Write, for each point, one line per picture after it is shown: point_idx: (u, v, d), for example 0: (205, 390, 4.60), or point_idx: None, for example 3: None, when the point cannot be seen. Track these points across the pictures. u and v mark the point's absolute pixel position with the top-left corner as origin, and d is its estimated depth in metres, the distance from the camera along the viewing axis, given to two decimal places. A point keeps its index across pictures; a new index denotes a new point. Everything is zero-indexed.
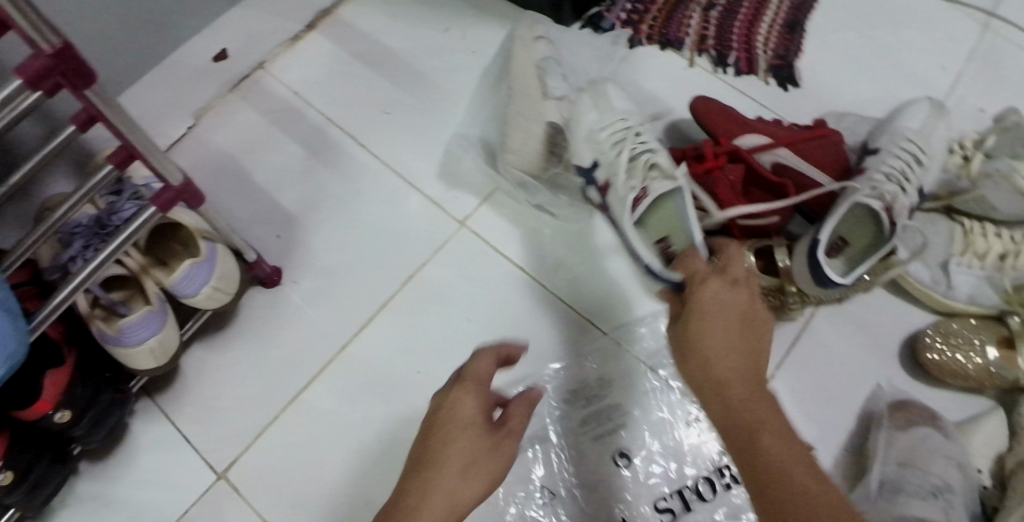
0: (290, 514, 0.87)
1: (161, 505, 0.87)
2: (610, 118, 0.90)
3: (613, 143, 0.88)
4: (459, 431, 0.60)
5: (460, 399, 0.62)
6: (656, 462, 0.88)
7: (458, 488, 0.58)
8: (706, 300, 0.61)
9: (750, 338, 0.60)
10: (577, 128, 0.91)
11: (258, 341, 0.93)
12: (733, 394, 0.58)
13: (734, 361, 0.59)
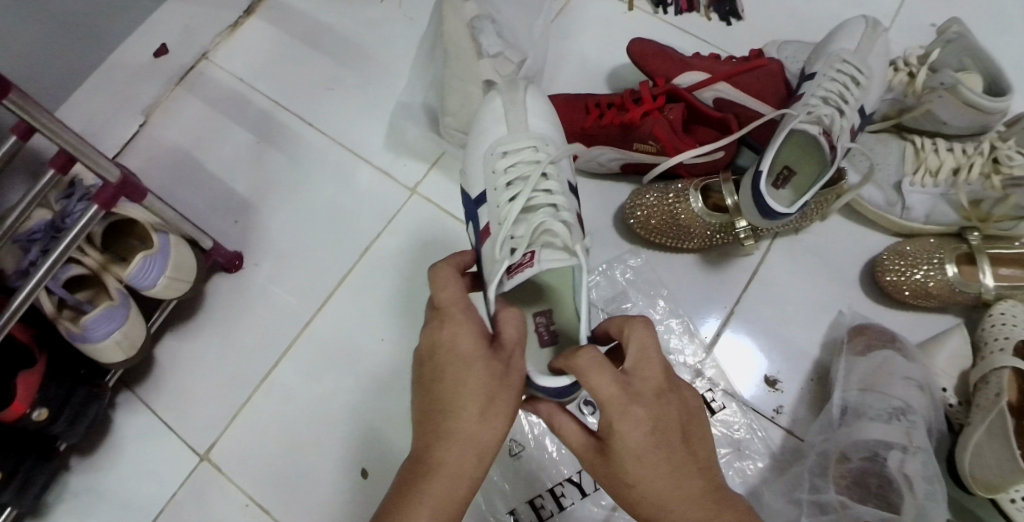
0: (273, 490, 0.87)
1: (148, 493, 0.88)
2: (520, 142, 0.80)
3: (510, 177, 0.78)
4: (462, 364, 0.62)
5: (448, 340, 0.63)
6: None
7: (474, 433, 0.61)
8: (627, 442, 0.59)
9: (672, 443, 0.60)
10: (480, 144, 0.84)
11: (223, 327, 0.93)
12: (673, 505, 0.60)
13: (668, 479, 0.60)
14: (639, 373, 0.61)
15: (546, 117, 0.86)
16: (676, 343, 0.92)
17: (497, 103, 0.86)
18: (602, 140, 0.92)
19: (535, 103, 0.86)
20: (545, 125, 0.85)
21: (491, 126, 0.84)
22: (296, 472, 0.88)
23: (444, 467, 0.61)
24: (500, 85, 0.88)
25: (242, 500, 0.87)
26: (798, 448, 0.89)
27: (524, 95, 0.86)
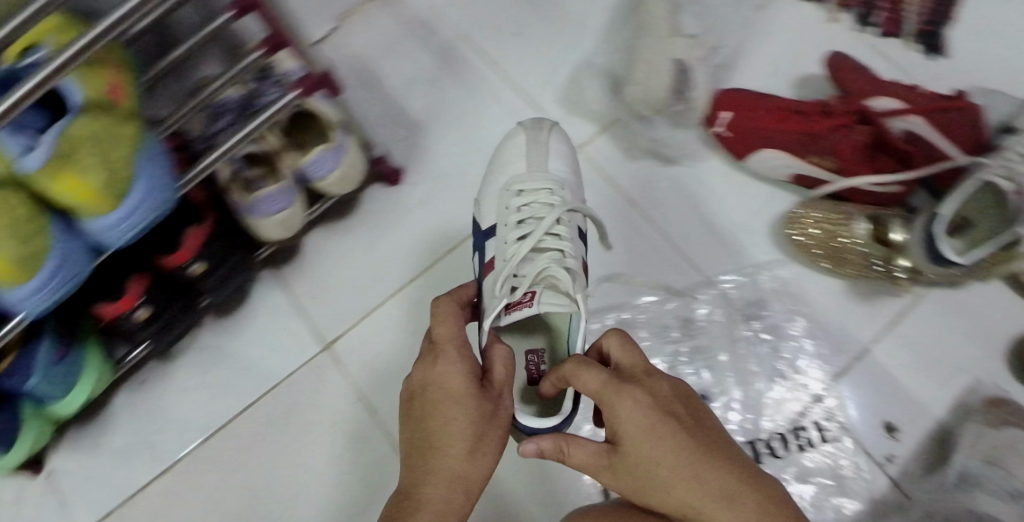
0: (385, 392, 0.92)
1: (269, 363, 0.94)
2: (536, 184, 0.84)
3: (523, 211, 0.82)
4: (449, 407, 0.64)
5: (439, 380, 0.65)
6: (734, 411, 0.89)
7: (460, 471, 0.63)
8: (629, 424, 0.60)
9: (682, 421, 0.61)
10: (500, 175, 0.89)
11: (370, 232, 0.97)
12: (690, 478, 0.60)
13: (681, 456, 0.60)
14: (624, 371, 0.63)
15: (564, 155, 0.90)
16: (804, 362, 0.90)
17: (520, 136, 0.91)
18: (781, 144, 0.90)
19: (557, 142, 0.91)
20: (562, 167, 0.89)
21: (514, 160, 0.89)
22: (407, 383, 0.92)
23: (433, 500, 0.62)
24: (527, 122, 0.93)
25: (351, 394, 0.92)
26: (901, 503, 0.85)
27: (548, 132, 0.91)
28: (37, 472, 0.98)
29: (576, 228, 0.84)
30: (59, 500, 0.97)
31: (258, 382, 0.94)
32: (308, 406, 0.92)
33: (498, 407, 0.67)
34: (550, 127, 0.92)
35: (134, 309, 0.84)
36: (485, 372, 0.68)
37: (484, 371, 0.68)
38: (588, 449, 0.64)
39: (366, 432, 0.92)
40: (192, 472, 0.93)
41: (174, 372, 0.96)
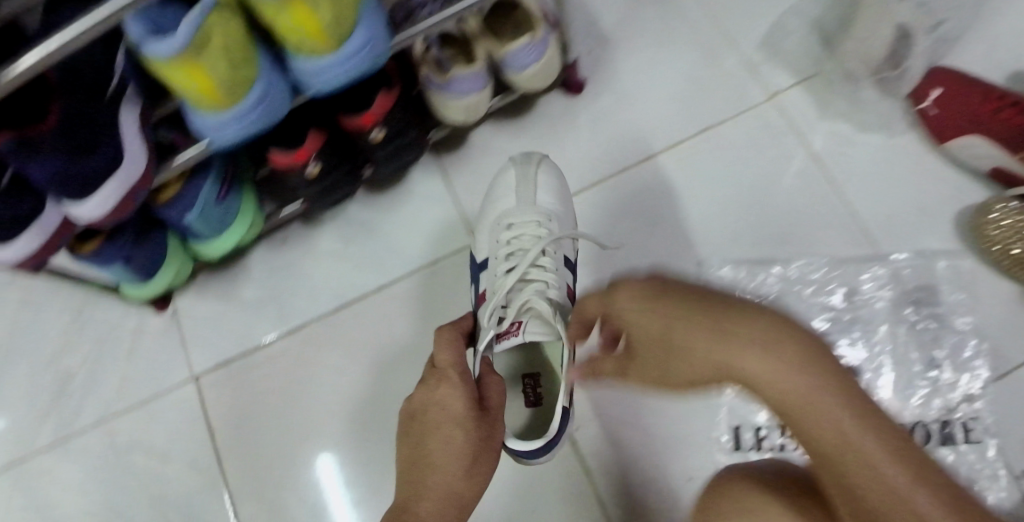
0: None
1: (416, 246, 0.92)
2: (525, 217, 0.82)
3: (511, 253, 0.80)
4: (445, 424, 0.66)
5: (437, 401, 0.67)
6: (880, 389, 0.87)
7: (455, 471, 0.65)
8: (656, 325, 0.58)
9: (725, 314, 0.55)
10: (493, 207, 0.87)
11: (541, 137, 0.94)
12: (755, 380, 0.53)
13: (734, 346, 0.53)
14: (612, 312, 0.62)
15: (555, 189, 0.86)
16: (964, 359, 0.86)
17: (512, 171, 0.87)
18: (991, 134, 0.84)
19: (545, 174, 0.87)
20: (550, 193, 0.86)
21: (503, 197, 0.86)
22: None
23: (427, 500, 0.63)
24: (517, 157, 0.89)
25: None
26: None
27: (537, 166, 0.87)
28: (164, 305, 0.98)
29: (563, 256, 0.83)
30: (182, 337, 0.98)
31: (400, 261, 0.92)
32: (449, 295, 0.91)
33: (493, 431, 0.69)
34: (539, 160, 0.88)
35: (306, 163, 0.80)
36: (484, 385, 0.70)
37: (480, 390, 0.70)
38: (642, 374, 0.62)
39: None
40: (317, 333, 0.93)
41: (315, 236, 0.95)
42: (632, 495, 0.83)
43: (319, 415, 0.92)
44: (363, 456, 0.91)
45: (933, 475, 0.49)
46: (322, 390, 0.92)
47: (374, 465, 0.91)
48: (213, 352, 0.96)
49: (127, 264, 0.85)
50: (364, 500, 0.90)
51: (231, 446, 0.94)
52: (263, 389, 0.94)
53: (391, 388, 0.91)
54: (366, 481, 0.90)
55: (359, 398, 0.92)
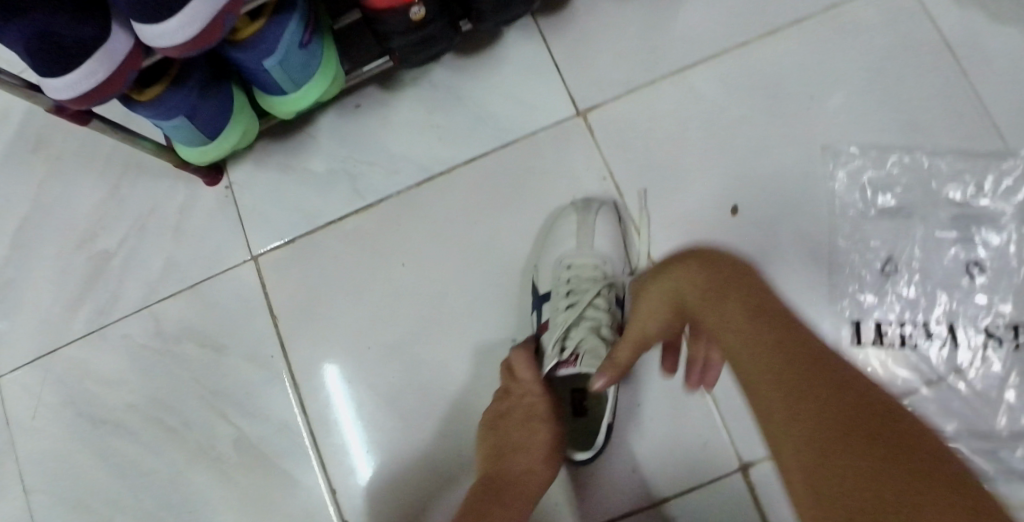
0: (637, 181, 0.82)
1: (510, 118, 0.84)
2: (585, 256, 0.78)
3: (570, 292, 0.77)
4: (534, 420, 0.71)
5: (523, 407, 0.72)
6: (1001, 292, 0.80)
7: (536, 465, 0.69)
8: (681, 285, 0.62)
9: (756, 303, 0.57)
10: (552, 248, 0.81)
11: (652, 7, 0.85)
12: (751, 331, 0.55)
13: (750, 326, 0.55)
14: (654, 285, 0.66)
15: (614, 234, 0.80)
16: None
17: (574, 215, 0.80)
18: None
19: (604, 223, 0.80)
20: (614, 244, 0.80)
21: (564, 237, 0.80)
22: (666, 174, 0.82)
23: (510, 485, 0.67)
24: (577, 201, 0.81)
25: (601, 171, 0.82)
26: None
27: (598, 213, 0.80)
28: (216, 178, 0.88)
29: (617, 297, 0.79)
30: (237, 212, 0.88)
31: (492, 134, 0.84)
32: (548, 170, 0.83)
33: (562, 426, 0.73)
34: (600, 206, 0.80)
35: (411, 6, 0.70)
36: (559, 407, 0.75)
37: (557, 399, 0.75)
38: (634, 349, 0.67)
39: None
40: (395, 206, 0.85)
41: (396, 104, 0.86)
42: None
43: (396, 299, 0.84)
44: (446, 345, 0.83)
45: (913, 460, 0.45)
46: (400, 271, 0.84)
47: (458, 354, 0.83)
48: (274, 230, 0.87)
49: (191, 120, 0.74)
50: (446, 391, 0.83)
51: (295, 331, 0.86)
52: (333, 268, 0.86)
53: (479, 268, 0.83)
54: (448, 371, 0.83)
55: (441, 281, 0.84)
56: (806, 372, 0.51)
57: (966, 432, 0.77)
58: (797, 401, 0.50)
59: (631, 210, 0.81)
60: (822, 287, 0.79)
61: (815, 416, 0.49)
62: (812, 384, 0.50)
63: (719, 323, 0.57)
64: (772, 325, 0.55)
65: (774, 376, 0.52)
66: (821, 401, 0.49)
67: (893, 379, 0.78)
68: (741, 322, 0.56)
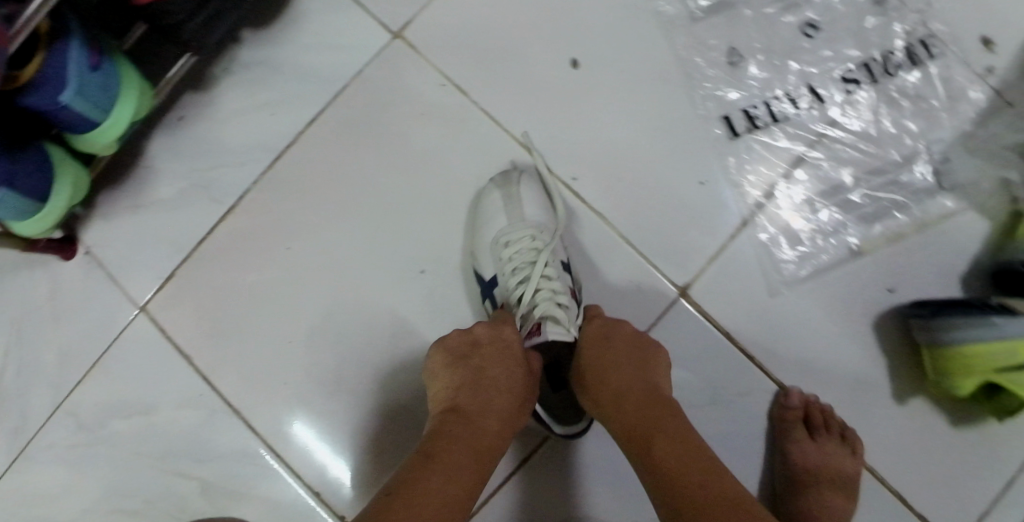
0: (473, 76, 0.80)
1: (331, 67, 0.82)
2: (521, 229, 0.75)
3: (517, 270, 0.74)
4: (505, 357, 0.69)
5: (498, 360, 0.69)
6: (844, 41, 0.82)
7: (501, 422, 0.66)
8: (594, 370, 0.70)
9: (648, 403, 0.67)
10: (484, 229, 0.77)
11: None
12: (647, 428, 0.65)
13: (676, 466, 0.62)
14: (590, 336, 0.71)
15: (541, 199, 0.77)
16: None
17: (497, 192, 0.78)
18: None
19: (529, 191, 0.77)
20: (544, 210, 0.77)
21: (492, 216, 0.77)
22: (498, 60, 0.80)
23: (475, 435, 0.65)
24: (496, 178, 0.79)
25: (438, 79, 0.81)
26: (1006, 111, 0.81)
27: (520, 183, 0.77)
28: (72, 249, 0.83)
29: (562, 262, 0.76)
30: (108, 273, 0.84)
31: (320, 89, 0.82)
32: (389, 101, 0.82)
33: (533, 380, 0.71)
34: (520, 176, 0.78)
35: None
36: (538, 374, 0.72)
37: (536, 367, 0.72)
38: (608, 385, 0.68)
39: (461, 117, 0.81)
40: (259, 198, 0.82)
41: (219, 101, 0.83)
42: (655, 218, 0.78)
43: (298, 285, 0.82)
44: (365, 306, 0.81)
45: None
46: (291, 256, 0.82)
47: (380, 310, 0.81)
48: (153, 273, 0.84)
49: (13, 189, 0.68)
50: (383, 351, 0.81)
51: (216, 359, 0.83)
52: (227, 283, 0.83)
53: (362, 221, 0.81)
54: (378, 329, 0.81)
55: (333, 249, 0.82)
56: (695, 460, 0.63)
57: (863, 174, 0.80)
58: (679, 478, 0.61)
59: (480, 104, 0.80)
60: (682, 98, 0.80)
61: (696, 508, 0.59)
62: (693, 461, 0.63)
63: (622, 408, 0.67)
64: (662, 418, 0.66)
65: (660, 467, 0.62)
66: (709, 476, 0.62)
67: (779, 153, 0.79)
68: (636, 416, 0.66)
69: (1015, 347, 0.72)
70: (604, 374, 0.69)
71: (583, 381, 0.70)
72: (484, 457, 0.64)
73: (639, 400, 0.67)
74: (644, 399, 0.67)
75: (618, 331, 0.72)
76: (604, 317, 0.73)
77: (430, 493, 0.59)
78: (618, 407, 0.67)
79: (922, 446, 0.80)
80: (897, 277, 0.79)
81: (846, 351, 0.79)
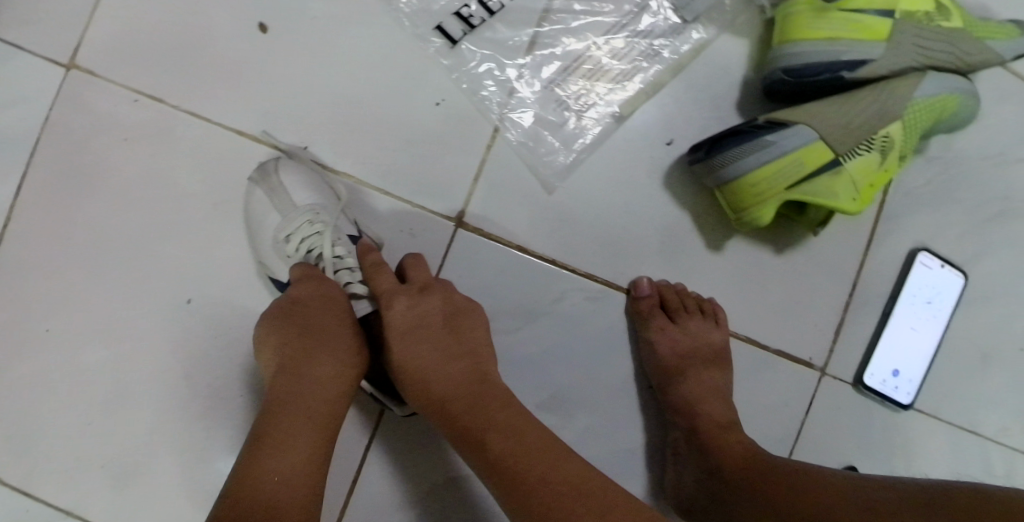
0: (168, 82, 0.74)
1: (16, 122, 0.73)
2: (295, 218, 0.69)
3: (309, 260, 0.69)
4: (334, 312, 0.64)
5: (330, 320, 0.64)
6: None
7: (338, 380, 0.62)
8: (414, 366, 0.63)
9: (474, 382, 0.62)
10: (262, 233, 0.71)
11: None
12: (482, 424, 0.59)
13: (512, 447, 0.58)
14: (398, 319, 0.64)
15: (307, 179, 0.71)
16: None
17: (260, 191, 0.71)
18: None
19: (291, 176, 0.71)
20: (313, 190, 0.71)
21: (265, 215, 0.71)
22: (184, 55, 0.73)
23: (313, 394, 0.61)
24: (254, 176, 0.72)
25: (128, 94, 0.74)
26: None
27: (279, 172, 0.71)
28: None
29: (352, 236, 0.70)
30: None
31: (13, 149, 0.74)
32: (88, 137, 0.74)
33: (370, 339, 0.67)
34: (277, 163, 0.71)
35: None
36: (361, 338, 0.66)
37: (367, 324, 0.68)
38: (428, 369, 0.62)
39: (165, 126, 0.74)
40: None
41: None
42: (405, 158, 0.73)
43: (75, 361, 0.75)
44: (152, 356, 0.75)
45: None
46: (57, 334, 0.75)
47: (168, 354, 0.75)
48: None
49: None
50: (189, 393, 0.76)
51: (23, 471, 0.74)
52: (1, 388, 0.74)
53: (115, 269, 0.75)
54: (174, 374, 0.76)
55: (99, 310, 0.75)
56: (535, 447, 0.58)
57: (599, 36, 0.74)
58: (518, 479, 0.56)
59: (182, 106, 0.74)
60: (388, 25, 0.73)
61: (536, 488, 0.55)
62: (532, 451, 0.57)
63: (451, 406, 0.61)
64: (495, 407, 0.60)
65: (500, 469, 0.57)
66: (548, 458, 0.57)
67: (506, 45, 0.73)
68: (468, 414, 0.60)
69: (797, 159, 0.69)
70: (422, 361, 0.62)
71: (405, 380, 0.63)
72: (328, 422, 0.61)
73: (464, 382, 0.62)
74: (469, 379, 0.62)
75: (426, 312, 0.64)
76: (407, 295, 0.65)
77: (274, 479, 0.56)
78: (450, 406, 0.61)
79: (755, 283, 0.77)
80: (673, 127, 0.75)
81: (644, 221, 0.75)
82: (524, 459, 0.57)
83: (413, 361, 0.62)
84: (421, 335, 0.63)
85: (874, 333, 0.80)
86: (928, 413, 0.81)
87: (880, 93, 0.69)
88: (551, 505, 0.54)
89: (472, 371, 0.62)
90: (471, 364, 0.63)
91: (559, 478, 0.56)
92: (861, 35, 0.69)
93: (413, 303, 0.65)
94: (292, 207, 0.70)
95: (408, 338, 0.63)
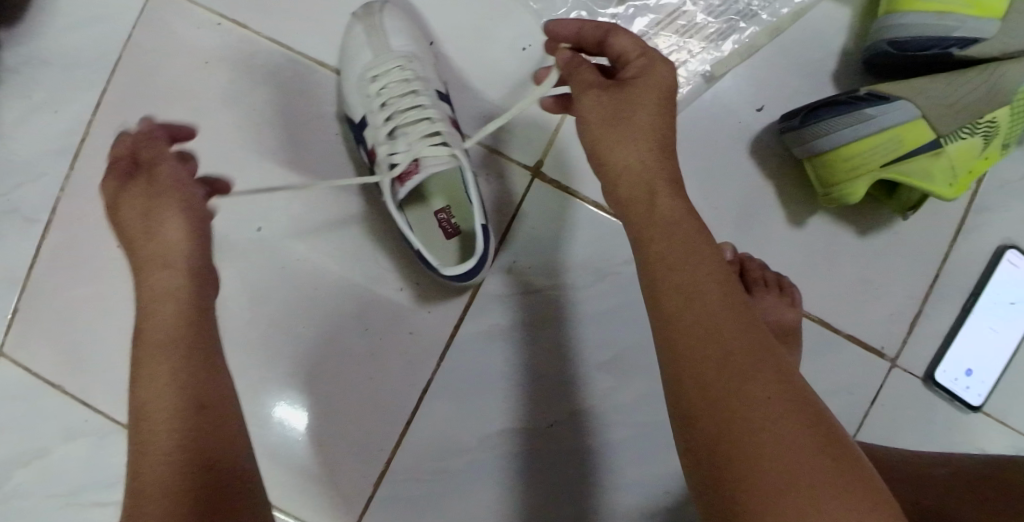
0: (251, 8, 0.73)
1: (98, 42, 0.74)
2: (387, 60, 0.67)
3: (387, 104, 0.66)
4: (133, 214, 0.56)
5: (131, 227, 0.56)
6: None
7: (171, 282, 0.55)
8: (630, 123, 0.51)
9: (677, 198, 0.51)
10: (351, 71, 0.69)
11: None
12: (682, 246, 0.49)
13: (712, 290, 0.48)
14: (649, 81, 0.52)
15: (408, 31, 0.70)
16: None
17: (360, 27, 0.70)
18: None
19: (394, 21, 0.70)
20: (413, 41, 0.70)
21: (356, 53, 0.70)
22: None
23: (152, 320, 0.54)
24: (356, 14, 0.71)
25: (211, 18, 0.73)
26: None
27: (383, 14, 0.70)
28: None
29: (438, 91, 0.69)
30: None
31: (92, 69, 0.74)
32: (169, 58, 0.74)
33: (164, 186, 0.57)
34: (384, 7, 0.70)
35: None
36: (140, 157, 0.58)
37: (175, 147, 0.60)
38: (640, 141, 0.51)
39: (245, 52, 0.73)
40: (70, 203, 0.74)
41: None
42: (484, 100, 0.72)
43: None
44: None
45: (776, 487, 0.42)
46: None
47: None
48: None
49: None
50: None
51: (85, 384, 0.75)
52: (70, 303, 0.75)
53: None
54: (239, 304, 0.73)
55: None
56: (732, 304, 0.48)
57: None
58: (704, 349, 0.46)
59: (264, 33, 0.73)
60: None
61: (729, 341, 0.46)
62: (744, 321, 0.47)
63: (655, 204, 0.51)
64: (699, 239, 0.50)
65: (689, 301, 0.48)
66: (741, 322, 0.47)
67: None
68: (662, 229, 0.50)
69: (895, 136, 0.66)
70: (631, 135, 0.51)
71: (609, 139, 0.52)
72: (180, 335, 0.53)
73: (666, 182, 0.51)
74: (674, 189, 0.51)
75: (663, 93, 0.52)
76: (660, 68, 0.53)
77: (155, 440, 0.50)
78: (659, 225, 0.50)
79: (834, 264, 0.75)
80: (764, 94, 0.72)
81: (722, 186, 0.73)
82: (712, 305, 0.47)
83: (635, 132, 0.51)
84: (649, 111, 0.52)
85: (950, 327, 0.76)
86: (1000, 417, 0.77)
87: (991, 74, 0.66)
88: (749, 403, 0.44)
89: (675, 186, 0.51)
90: (671, 171, 0.52)
91: (752, 358, 0.46)
92: (975, 10, 0.65)
93: (655, 85, 0.52)
94: (386, 50, 0.68)
95: (647, 106, 0.52)
